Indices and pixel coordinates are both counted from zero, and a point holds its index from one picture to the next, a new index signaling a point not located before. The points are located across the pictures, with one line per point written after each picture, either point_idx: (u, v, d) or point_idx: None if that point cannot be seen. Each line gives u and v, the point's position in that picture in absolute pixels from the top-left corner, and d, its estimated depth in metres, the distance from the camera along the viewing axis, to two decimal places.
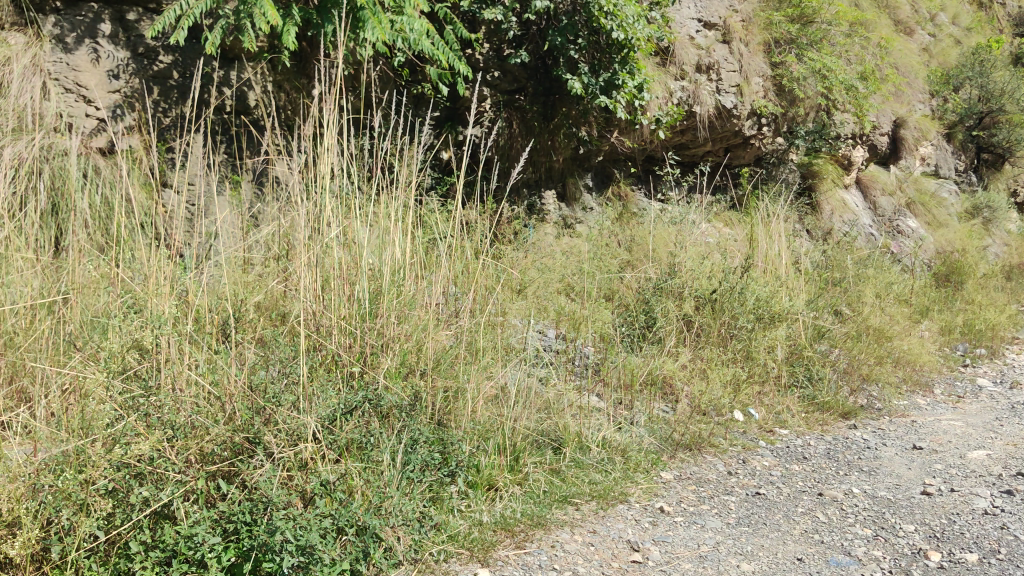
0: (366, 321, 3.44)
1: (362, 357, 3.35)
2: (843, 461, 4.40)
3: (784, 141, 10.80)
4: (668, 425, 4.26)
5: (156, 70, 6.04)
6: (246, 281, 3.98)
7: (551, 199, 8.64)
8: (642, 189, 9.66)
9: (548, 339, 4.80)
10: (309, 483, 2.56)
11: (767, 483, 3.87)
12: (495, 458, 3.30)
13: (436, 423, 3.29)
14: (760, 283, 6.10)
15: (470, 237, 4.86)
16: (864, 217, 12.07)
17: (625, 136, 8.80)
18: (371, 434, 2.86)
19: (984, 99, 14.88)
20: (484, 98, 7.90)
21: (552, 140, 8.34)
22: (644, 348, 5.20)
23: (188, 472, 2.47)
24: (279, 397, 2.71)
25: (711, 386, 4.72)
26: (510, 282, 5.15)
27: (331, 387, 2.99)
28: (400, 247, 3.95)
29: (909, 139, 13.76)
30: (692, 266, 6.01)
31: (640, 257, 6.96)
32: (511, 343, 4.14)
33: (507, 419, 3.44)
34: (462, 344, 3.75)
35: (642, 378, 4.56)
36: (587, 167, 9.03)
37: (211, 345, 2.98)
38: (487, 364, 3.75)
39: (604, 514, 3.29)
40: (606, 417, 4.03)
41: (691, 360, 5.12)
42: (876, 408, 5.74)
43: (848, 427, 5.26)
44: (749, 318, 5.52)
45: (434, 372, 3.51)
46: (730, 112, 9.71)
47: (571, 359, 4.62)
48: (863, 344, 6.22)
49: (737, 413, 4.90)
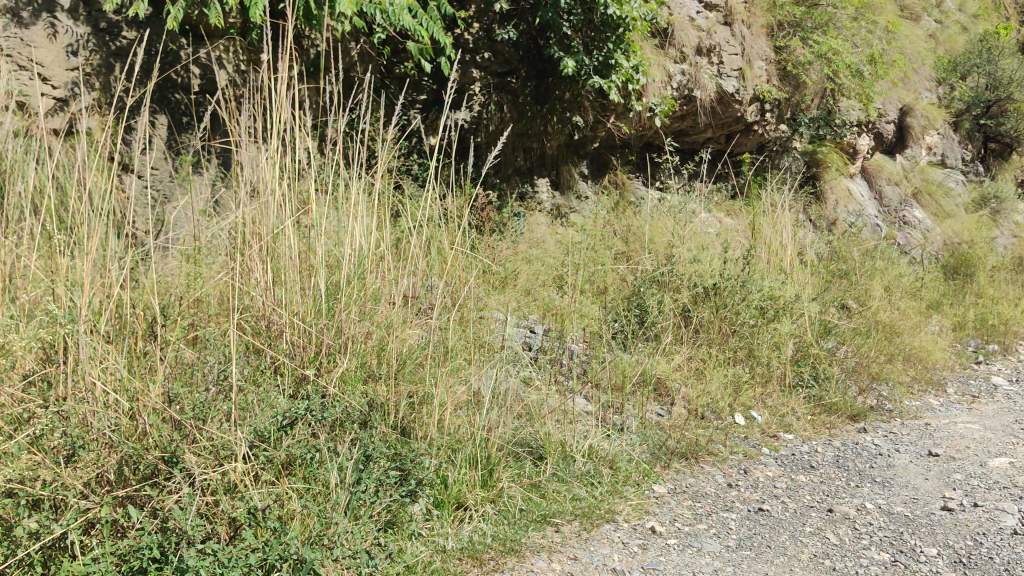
0: (321, 320, 3.09)
1: (316, 360, 3.01)
2: (854, 471, 4.02)
3: (788, 128, 10.48)
4: (662, 431, 3.90)
5: (118, 46, 5.65)
6: (196, 273, 3.61)
7: (545, 187, 8.27)
8: (641, 177, 9.29)
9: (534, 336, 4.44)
10: (236, 510, 2.21)
11: (771, 497, 3.50)
12: (465, 472, 2.93)
13: (398, 433, 2.93)
14: (762, 275, 5.75)
15: (450, 226, 4.49)
16: (870, 207, 11.68)
17: (623, 121, 8.44)
18: (318, 448, 2.50)
19: (991, 87, 14.51)
20: (473, 80, 7.51)
21: (544, 126, 7.96)
22: (637, 345, 4.84)
23: (91, 498, 2.11)
24: (201, 412, 2.35)
25: (711, 388, 4.37)
26: (493, 274, 4.77)
27: (273, 394, 2.64)
28: (366, 236, 3.58)
29: (916, 127, 13.37)
30: (690, 257, 5.64)
31: (636, 247, 6.59)
32: (490, 341, 3.77)
33: (480, 428, 3.07)
34: (432, 343, 3.38)
35: (635, 379, 4.20)
36: (583, 154, 8.65)
37: (132, 350, 2.62)
38: (459, 366, 3.39)
39: (588, 536, 2.91)
40: (594, 423, 3.66)
41: (688, 359, 4.76)
42: (887, 410, 5.37)
43: (857, 430, 4.89)
44: (752, 314, 5.19)
45: (399, 377, 3.15)
46: (732, 97, 9.34)
47: (557, 359, 4.26)
48: (872, 340, 5.85)
49: (737, 416, 4.53)
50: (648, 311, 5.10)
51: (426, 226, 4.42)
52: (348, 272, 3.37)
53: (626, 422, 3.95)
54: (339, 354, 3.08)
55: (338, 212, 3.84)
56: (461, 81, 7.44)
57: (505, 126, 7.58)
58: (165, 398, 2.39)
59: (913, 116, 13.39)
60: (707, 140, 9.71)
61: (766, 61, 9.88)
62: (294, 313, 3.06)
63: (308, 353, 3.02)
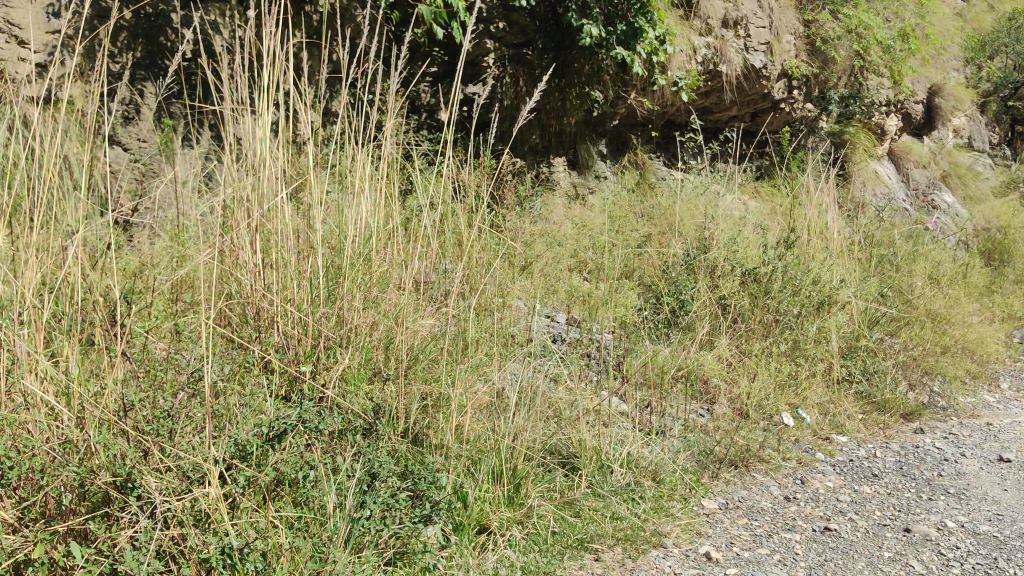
0: (318, 309, 2.66)
1: (313, 357, 2.58)
2: (922, 479, 3.56)
3: (814, 107, 10.00)
4: (706, 436, 3.45)
5: (102, 7, 5.16)
6: (179, 255, 3.16)
7: (562, 167, 7.78)
8: (662, 157, 8.80)
9: (558, 326, 3.98)
10: (206, 548, 1.77)
11: (836, 513, 3.05)
12: (488, 489, 2.48)
13: (409, 444, 2.49)
14: (803, 259, 5.28)
15: (464, 204, 4.03)
16: (898, 191, 11.17)
17: (644, 97, 7.95)
18: (316, 461, 2.07)
19: (1020, 68, 14.00)
20: (486, 52, 6.99)
21: (562, 101, 7.48)
22: (671, 337, 4.36)
23: (23, 534, 1.70)
24: (157, 429, 1.91)
25: (757, 386, 3.91)
26: (512, 257, 4.31)
27: (261, 401, 2.20)
28: (372, 213, 3.13)
29: (945, 108, 12.82)
30: (724, 241, 5.17)
31: (663, 230, 6.09)
32: (513, 333, 3.33)
33: (505, 436, 2.61)
34: (450, 337, 2.95)
35: (673, 374, 3.75)
36: (602, 132, 8.15)
37: (89, 345, 2.18)
38: (480, 362, 2.94)
39: (634, 566, 2.47)
40: (632, 427, 3.22)
41: (728, 351, 4.29)
42: (941, 408, 4.89)
43: (913, 431, 4.43)
44: (795, 302, 4.75)
45: (410, 376, 2.70)
46: (759, 72, 8.85)
47: (586, 352, 3.81)
48: (921, 331, 5.37)
49: (786, 416, 4.07)
50: (683, 299, 4.63)
51: (439, 205, 3.95)
52: (351, 255, 2.93)
53: (666, 425, 3.49)
54: (342, 349, 2.65)
55: (341, 187, 3.39)
56: (474, 52, 6.92)
57: (522, 100, 7.06)
58: (118, 409, 1.94)
59: (941, 96, 12.86)
60: (732, 119, 9.20)
61: (795, 36, 9.36)
62: (288, 299, 2.63)
63: (304, 346, 2.60)
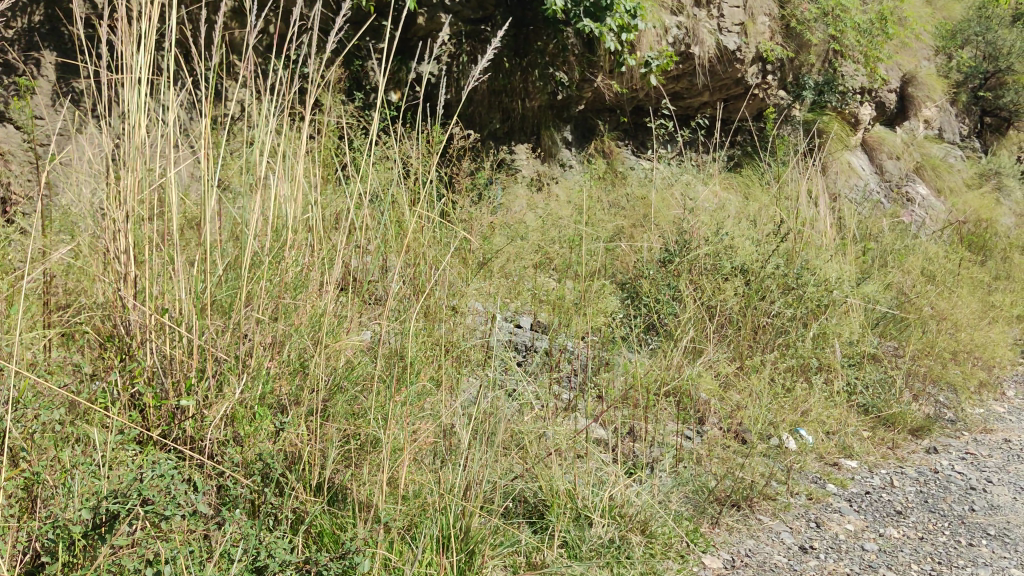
0: (200, 324, 2.03)
1: (194, 388, 1.95)
2: (955, 517, 3.00)
3: (789, 94, 9.48)
4: (700, 469, 2.87)
5: None
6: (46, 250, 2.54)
7: (523, 153, 7.12)
8: (631, 145, 8.21)
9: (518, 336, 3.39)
10: None
11: (866, 569, 2.50)
12: (432, 565, 1.86)
13: (321, 505, 1.87)
14: (793, 255, 4.71)
15: (408, 190, 3.40)
16: (873, 181, 10.67)
17: (612, 80, 7.34)
18: (172, 551, 1.58)
19: (990, 58, 13.51)
20: (440, 26, 6.31)
21: (523, 82, 6.85)
22: (651, 346, 3.78)
23: None
24: None
25: (759, 406, 3.31)
26: (468, 252, 3.66)
27: (120, 455, 1.70)
28: (288, 200, 2.49)
29: (918, 98, 12.38)
30: (706, 235, 4.59)
31: (635, 223, 5.49)
32: (466, 347, 2.71)
33: (454, 490, 1.99)
34: (388, 356, 2.32)
35: (657, 389, 3.17)
36: (567, 117, 7.56)
37: None
38: (422, 387, 2.32)
39: None
40: (613, 463, 2.62)
41: (717, 360, 3.71)
42: (950, 422, 4.36)
43: (925, 451, 3.89)
44: (789, 304, 4.18)
45: (328, 412, 2.06)
46: (733, 54, 8.28)
47: (553, 369, 3.21)
48: (926, 333, 4.81)
49: (789, 440, 3.40)
50: (664, 301, 4.04)
51: (379, 191, 3.32)
52: (256, 252, 2.29)
53: (652, 457, 2.90)
54: (240, 376, 2.00)
55: (252, 170, 2.74)
56: (427, 28, 6.26)
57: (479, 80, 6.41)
58: None
59: (914, 85, 12.41)
60: (704, 105, 8.65)
61: (769, 17, 8.80)
62: (166, 311, 2.00)
63: (188, 373, 1.98)
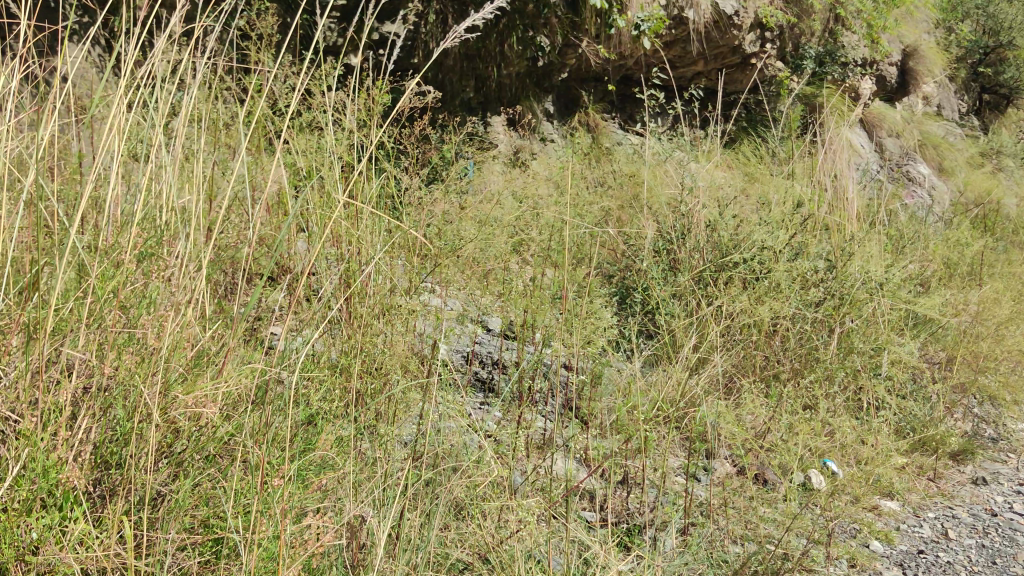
0: None
1: None
2: None
3: (789, 65, 8.79)
4: (715, 545, 2.24)
5: None
6: None
7: (500, 125, 6.41)
8: (618, 118, 7.50)
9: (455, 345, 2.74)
10: None
11: None
12: None
13: None
14: (810, 244, 4.02)
15: (343, 167, 2.68)
16: (874, 160, 9.95)
17: (600, 44, 6.65)
18: None
19: (991, 32, 12.89)
20: None
21: (500, 47, 6.13)
22: (643, 358, 3.11)
23: None
24: None
25: (784, 437, 2.64)
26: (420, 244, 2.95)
27: None
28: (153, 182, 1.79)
29: (920, 71, 11.69)
30: (707, 221, 3.91)
31: (623, 205, 4.79)
32: (404, 383, 2.03)
33: None
34: (284, 400, 1.62)
35: (660, 418, 2.49)
36: (548, 86, 6.86)
37: None
38: (320, 464, 1.66)
39: None
40: (601, 540, 1.96)
41: (726, 376, 3.03)
42: (992, 441, 3.72)
43: (974, 482, 3.25)
44: (810, 305, 3.50)
45: (161, 504, 1.37)
46: (730, 19, 7.59)
47: (523, 408, 2.54)
48: (960, 335, 4.14)
49: (814, 477, 2.73)
50: (661, 303, 3.35)
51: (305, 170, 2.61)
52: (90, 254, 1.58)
53: (654, 518, 2.26)
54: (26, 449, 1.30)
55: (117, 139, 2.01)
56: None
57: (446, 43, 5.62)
58: None
59: (915, 57, 11.72)
60: (698, 75, 7.94)
61: None
62: None
63: None
